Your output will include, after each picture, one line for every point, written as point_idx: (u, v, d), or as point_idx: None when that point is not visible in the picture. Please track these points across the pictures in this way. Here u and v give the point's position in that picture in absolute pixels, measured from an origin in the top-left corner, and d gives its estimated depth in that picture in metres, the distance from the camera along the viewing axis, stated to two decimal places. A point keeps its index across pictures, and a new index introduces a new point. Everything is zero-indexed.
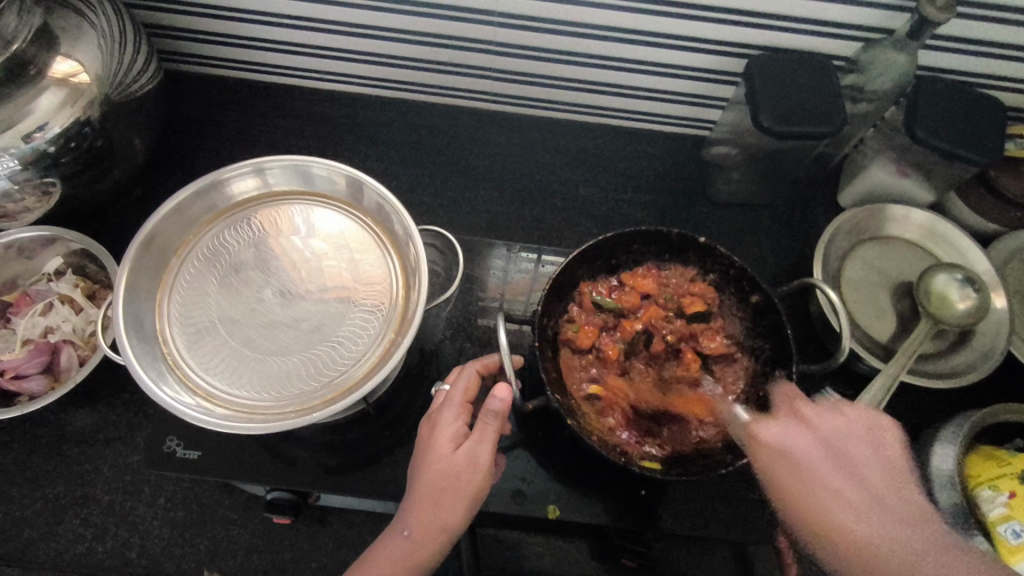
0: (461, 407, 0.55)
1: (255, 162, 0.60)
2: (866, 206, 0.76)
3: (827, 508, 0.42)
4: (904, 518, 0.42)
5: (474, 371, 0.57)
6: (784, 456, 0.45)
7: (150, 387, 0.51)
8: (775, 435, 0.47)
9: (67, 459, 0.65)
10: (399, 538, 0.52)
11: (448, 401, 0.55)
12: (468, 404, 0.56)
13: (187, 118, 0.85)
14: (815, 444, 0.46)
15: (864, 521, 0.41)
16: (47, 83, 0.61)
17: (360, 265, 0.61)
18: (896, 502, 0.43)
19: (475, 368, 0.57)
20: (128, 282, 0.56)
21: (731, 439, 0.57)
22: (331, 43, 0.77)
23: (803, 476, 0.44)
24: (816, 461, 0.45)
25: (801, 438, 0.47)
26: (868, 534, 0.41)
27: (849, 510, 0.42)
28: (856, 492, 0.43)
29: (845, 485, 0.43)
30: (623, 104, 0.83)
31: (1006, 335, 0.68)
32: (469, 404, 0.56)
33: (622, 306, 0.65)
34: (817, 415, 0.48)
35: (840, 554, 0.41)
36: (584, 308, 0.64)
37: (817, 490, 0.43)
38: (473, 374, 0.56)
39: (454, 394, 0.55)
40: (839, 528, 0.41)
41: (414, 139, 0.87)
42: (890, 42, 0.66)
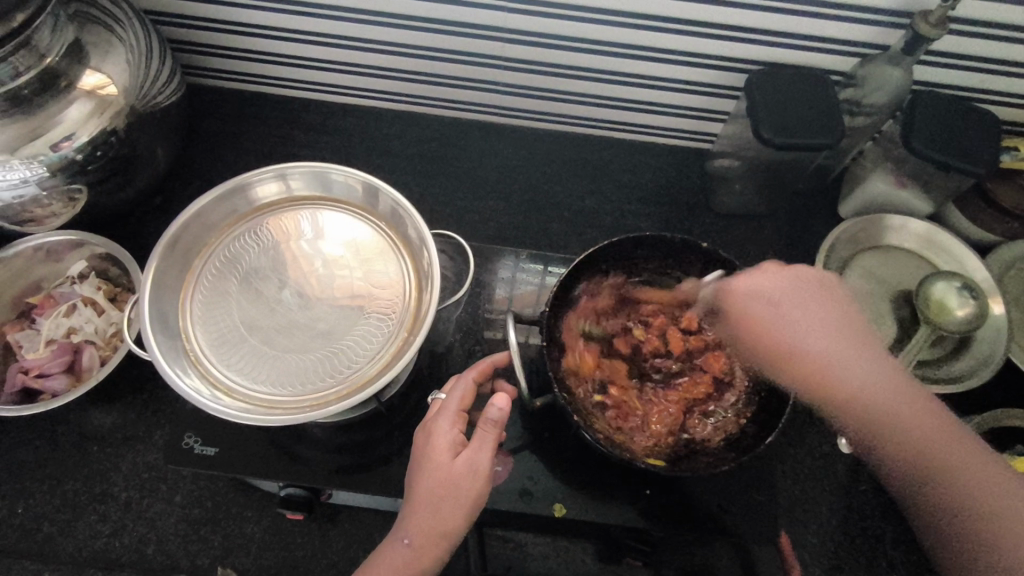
0: (456, 415, 0.56)
1: (278, 167, 0.63)
2: (866, 216, 0.78)
3: (799, 345, 0.55)
4: (860, 351, 0.55)
5: (469, 380, 0.58)
6: (788, 345, 0.56)
7: (173, 380, 0.53)
8: (741, 286, 0.58)
9: (87, 456, 0.67)
10: (399, 546, 0.53)
11: (443, 411, 0.57)
12: (464, 412, 0.57)
13: (207, 130, 0.88)
14: (783, 290, 0.57)
15: (822, 351, 0.55)
16: (75, 95, 0.64)
17: (374, 269, 0.63)
18: (853, 348, 0.55)
19: (470, 373, 0.59)
20: (153, 281, 0.58)
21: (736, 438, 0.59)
22: (346, 58, 0.80)
23: (771, 336, 0.57)
24: (786, 312, 0.57)
25: (771, 281, 0.58)
26: (823, 360, 0.54)
27: (820, 354, 0.55)
28: (820, 336, 0.55)
29: (818, 327, 0.56)
30: (628, 118, 0.86)
31: (1005, 342, 0.69)
32: (464, 412, 0.57)
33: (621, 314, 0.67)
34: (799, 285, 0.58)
35: (823, 394, 0.54)
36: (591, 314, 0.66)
37: (801, 346, 0.55)
38: (469, 383, 0.58)
39: (449, 403, 0.57)
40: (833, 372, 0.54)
41: (426, 151, 0.89)
42: (885, 58, 0.69)
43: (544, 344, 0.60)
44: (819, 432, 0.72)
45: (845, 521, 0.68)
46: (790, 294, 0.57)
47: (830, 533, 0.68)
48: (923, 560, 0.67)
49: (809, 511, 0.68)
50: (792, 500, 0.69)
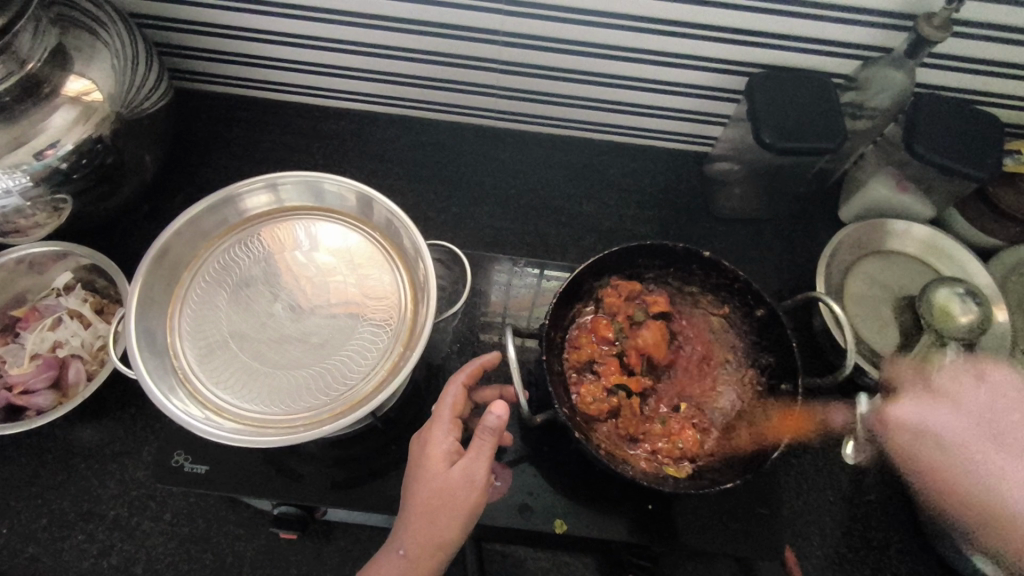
0: (451, 423, 0.55)
1: (268, 177, 0.61)
2: (869, 222, 0.77)
3: (971, 477, 0.57)
4: (1007, 471, 0.56)
5: (460, 384, 0.57)
6: (926, 434, 0.60)
7: (160, 400, 0.52)
8: (905, 417, 0.61)
9: (73, 474, 0.65)
10: (394, 556, 0.52)
11: (436, 419, 0.55)
12: (458, 419, 0.56)
13: (196, 134, 0.86)
14: (960, 428, 0.58)
15: (1020, 482, 0.55)
16: (60, 101, 0.62)
17: (367, 279, 0.61)
18: (1006, 454, 0.57)
19: (460, 376, 0.58)
20: (140, 296, 0.56)
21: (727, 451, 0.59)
22: (339, 61, 0.79)
23: (941, 465, 0.58)
24: (973, 451, 0.57)
25: (946, 422, 0.59)
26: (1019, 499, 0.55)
27: (1015, 490, 0.55)
28: (1011, 462, 0.56)
29: (995, 463, 0.57)
30: (626, 121, 0.85)
31: (1009, 350, 0.68)
32: (458, 419, 0.56)
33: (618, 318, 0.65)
34: (970, 377, 0.61)
35: (951, 496, 0.58)
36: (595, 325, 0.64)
37: (955, 467, 0.58)
38: (459, 388, 0.57)
39: (442, 410, 0.56)
40: (1002, 497, 0.55)
41: (420, 155, 0.88)
42: (888, 61, 0.68)
43: (543, 357, 0.58)
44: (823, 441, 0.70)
45: (847, 533, 0.67)
46: (972, 427, 0.58)
47: (833, 545, 0.67)
48: (926, 570, 0.66)
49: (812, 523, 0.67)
50: (794, 512, 0.67)
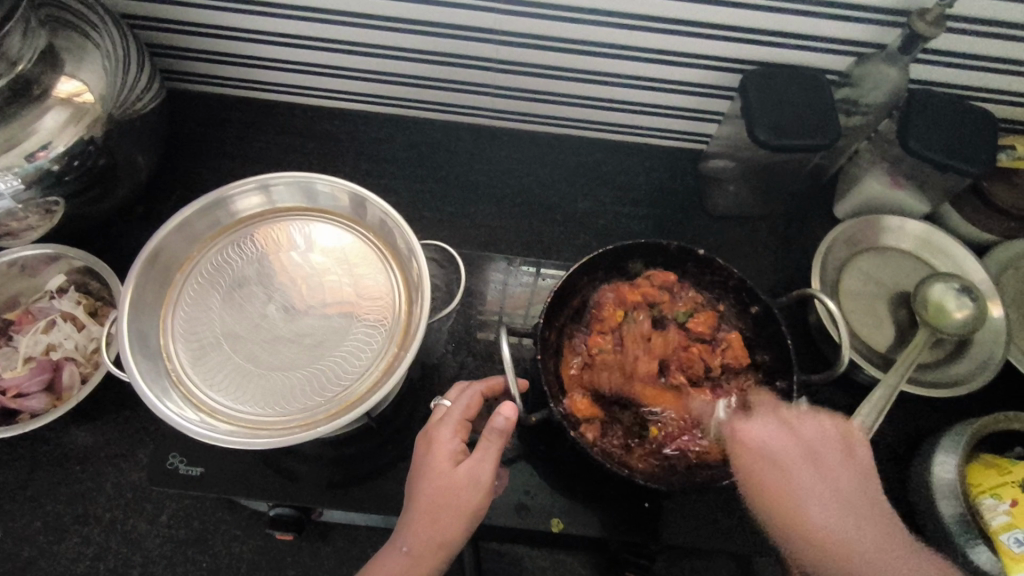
0: (459, 424, 0.55)
1: (261, 178, 0.61)
2: (864, 218, 0.77)
3: (810, 516, 0.49)
4: (836, 494, 0.51)
5: (476, 392, 0.57)
6: (763, 458, 0.53)
7: (153, 403, 0.52)
8: (751, 437, 0.54)
9: (68, 477, 0.65)
10: (397, 554, 0.51)
11: (445, 419, 0.56)
12: (467, 421, 0.56)
13: (189, 135, 0.86)
14: (784, 449, 0.53)
15: (822, 515, 0.49)
16: (51, 103, 0.62)
17: (361, 279, 0.61)
18: (869, 522, 0.49)
19: (478, 386, 0.58)
20: (132, 299, 0.56)
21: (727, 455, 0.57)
22: (332, 61, 0.78)
23: (783, 488, 0.51)
24: (796, 473, 0.51)
25: (774, 435, 0.54)
26: (820, 521, 0.49)
27: (825, 521, 0.49)
28: (832, 505, 0.50)
29: (830, 500, 0.50)
30: (620, 119, 0.84)
31: (1004, 346, 0.68)
32: (467, 421, 0.56)
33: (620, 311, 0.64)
34: (786, 413, 0.56)
35: (790, 528, 0.49)
36: (603, 313, 0.64)
37: (795, 499, 0.50)
38: (475, 394, 0.57)
39: (452, 411, 0.56)
40: (808, 521, 0.49)
41: (414, 154, 0.87)
42: (881, 56, 0.68)
43: (538, 357, 0.58)
44: None
45: None
46: (801, 452, 0.53)
47: None
48: None
49: None
50: None
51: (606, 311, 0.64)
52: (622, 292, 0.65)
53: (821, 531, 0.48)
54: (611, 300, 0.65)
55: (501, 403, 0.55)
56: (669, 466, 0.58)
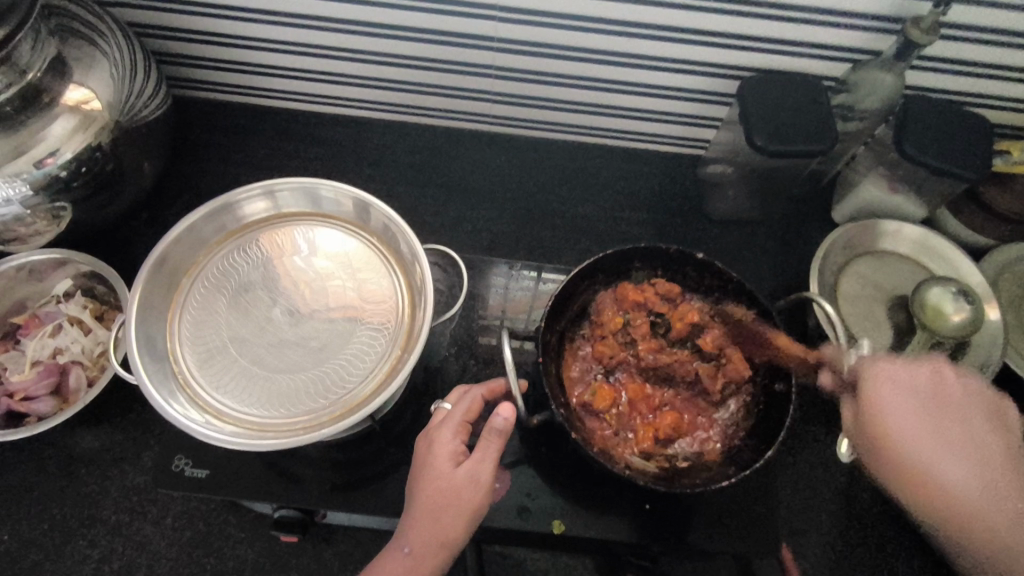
0: (459, 425, 0.56)
1: (267, 183, 0.62)
2: (859, 223, 0.77)
3: (942, 474, 0.46)
4: (966, 455, 0.46)
5: (477, 393, 0.58)
6: (888, 414, 0.48)
7: (160, 404, 0.52)
8: (878, 387, 0.50)
9: (74, 480, 0.66)
10: (399, 555, 0.52)
11: (445, 420, 0.56)
12: (468, 423, 0.57)
13: (194, 142, 0.87)
14: (903, 392, 0.49)
15: (974, 478, 0.45)
16: (58, 111, 0.63)
17: (365, 283, 0.62)
18: (999, 481, 0.45)
19: (479, 388, 0.59)
20: (140, 303, 0.57)
21: (723, 457, 0.59)
22: (336, 69, 0.79)
23: (897, 434, 0.47)
24: (907, 419, 0.48)
25: (906, 381, 0.49)
26: (973, 491, 0.45)
27: (966, 487, 0.45)
28: (959, 457, 0.46)
29: (990, 459, 0.46)
30: (620, 125, 0.85)
31: (1002, 347, 0.69)
32: (468, 423, 0.57)
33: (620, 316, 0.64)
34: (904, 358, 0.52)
35: (916, 486, 0.46)
36: (603, 319, 0.65)
37: (917, 449, 0.47)
38: (476, 396, 0.58)
39: (453, 413, 0.57)
40: (934, 475, 0.46)
41: (416, 160, 0.88)
42: (877, 63, 0.69)
43: (540, 360, 0.59)
44: (820, 439, 0.71)
45: (845, 529, 0.68)
46: (921, 402, 0.48)
47: (831, 543, 0.67)
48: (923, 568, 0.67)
49: (808, 521, 0.68)
50: (790, 511, 0.68)
51: (608, 316, 0.65)
52: (622, 295, 0.65)
53: (946, 488, 0.45)
54: (611, 305, 0.65)
55: (500, 404, 0.56)
56: (668, 468, 0.59)
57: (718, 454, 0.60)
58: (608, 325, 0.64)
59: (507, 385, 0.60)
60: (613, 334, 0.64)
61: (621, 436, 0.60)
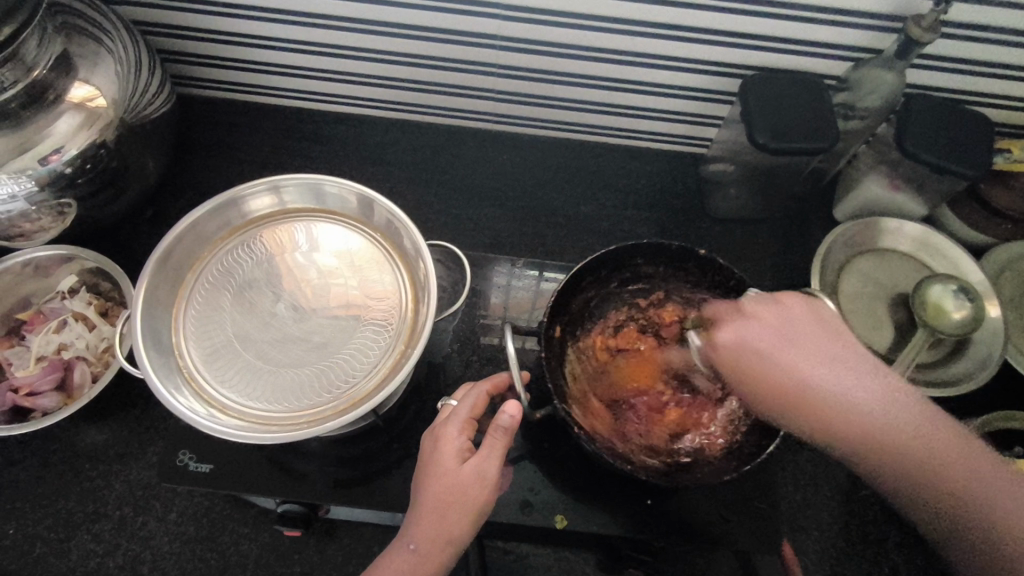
0: (465, 423, 0.56)
1: (271, 180, 0.62)
2: (862, 220, 0.78)
3: (810, 382, 0.48)
4: (855, 370, 0.48)
5: (483, 391, 0.58)
6: (744, 349, 0.52)
7: (167, 398, 0.53)
8: (732, 338, 0.53)
9: (78, 475, 0.66)
10: (404, 552, 0.52)
11: (451, 417, 0.56)
12: (474, 420, 0.57)
13: (198, 140, 0.87)
14: (765, 328, 0.51)
15: (827, 381, 0.48)
16: (65, 108, 0.63)
17: (367, 280, 0.62)
18: (869, 376, 0.48)
19: (484, 384, 0.59)
20: (146, 299, 0.57)
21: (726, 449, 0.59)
22: (338, 67, 0.80)
23: (757, 365, 0.50)
24: (767, 353, 0.50)
25: (757, 330, 0.52)
26: (840, 394, 0.47)
27: (870, 405, 0.47)
28: (851, 374, 0.48)
29: (841, 372, 0.48)
30: (621, 124, 0.86)
31: (1003, 344, 0.69)
32: (474, 420, 0.57)
33: (620, 328, 0.68)
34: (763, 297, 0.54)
35: (784, 394, 0.49)
36: (604, 328, 0.68)
37: (802, 370, 0.49)
38: (482, 392, 0.57)
39: (458, 410, 0.57)
40: (805, 382, 0.48)
41: (419, 158, 0.89)
42: (878, 62, 0.69)
43: (543, 355, 0.59)
44: None
45: (846, 526, 0.68)
46: (780, 337, 0.50)
47: (831, 539, 0.68)
48: (923, 565, 0.67)
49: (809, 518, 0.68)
50: (791, 508, 0.68)
51: (608, 327, 0.68)
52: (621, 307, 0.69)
53: (813, 388, 0.48)
54: (611, 314, 0.68)
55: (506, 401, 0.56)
56: (671, 463, 0.59)
57: (721, 447, 0.59)
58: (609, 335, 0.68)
59: (510, 379, 0.60)
60: (614, 342, 0.67)
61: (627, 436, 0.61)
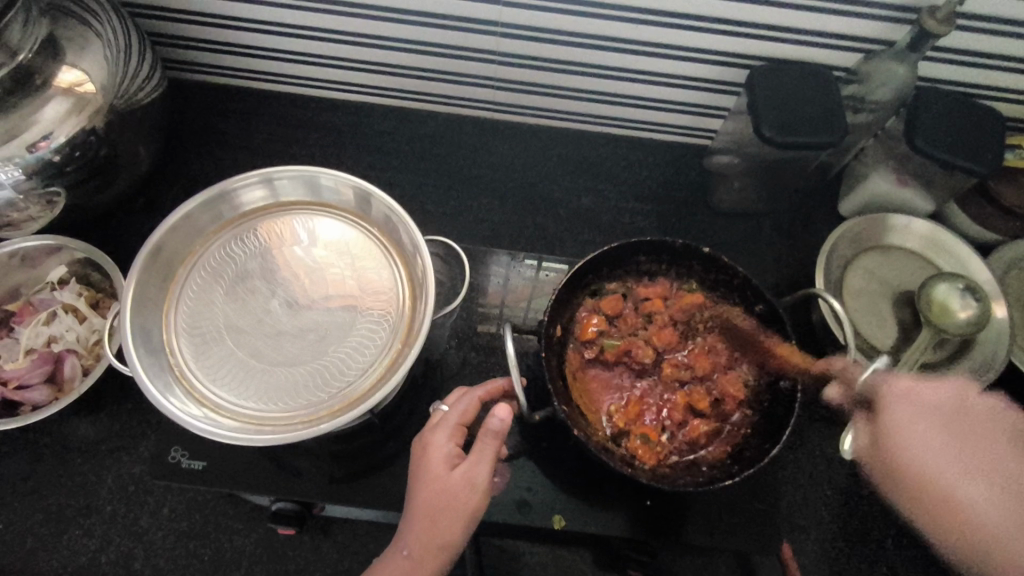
0: (454, 428, 0.55)
1: (265, 171, 0.61)
2: (869, 217, 0.76)
3: (962, 495, 0.51)
4: (990, 477, 0.52)
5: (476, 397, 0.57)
6: (894, 435, 0.54)
7: (157, 398, 0.51)
8: (894, 393, 0.55)
9: (69, 469, 0.65)
10: (399, 557, 0.52)
11: (439, 423, 0.55)
12: (463, 426, 0.56)
13: (192, 126, 0.85)
14: (909, 420, 0.54)
15: (981, 503, 0.51)
16: (52, 93, 0.61)
17: (364, 273, 0.61)
18: (1017, 494, 0.51)
19: (477, 390, 0.57)
20: (136, 294, 0.56)
21: (751, 400, 0.61)
22: (336, 53, 0.78)
23: (931, 477, 0.52)
24: (916, 431, 0.54)
25: (936, 397, 0.55)
26: (990, 521, 0.50)
27: (983, 506, 0.51)
28: (954, 460, 0.52)
29: (983, 461, 0.52)
30: (626, 114, 0.84)
31: (1008, 345, 0.68)
32: (464, 425, 0.56)
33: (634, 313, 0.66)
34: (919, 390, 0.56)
35: (920, 492, 0.53)
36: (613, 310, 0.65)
37: (910, 446, 0.53)
38: (473, 398, 0.56)
39: (447, 415, 0.56)
40: (951, 492, 0.52)
41: (417, 147, 0.87)
42: (890, 54, 0.67)
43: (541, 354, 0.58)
44: (823, 435, 0.70)
45: (844, 526, 0.68)
46: (933, 425, 0.54)
47: (829, 540, 0.67)
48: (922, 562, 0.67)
49: (810, 516, 0.67)
50: (790, 507, 0.67)
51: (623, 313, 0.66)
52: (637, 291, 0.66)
53: (962, 505, 0.51)
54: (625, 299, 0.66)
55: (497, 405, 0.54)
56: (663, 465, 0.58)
57: (746, 396, 0.62)
58: (621, 320, 0.65)
59: (506, 387, 0.59)
60: (624, 330, 0.65)
61: (649, 419, 0.61)
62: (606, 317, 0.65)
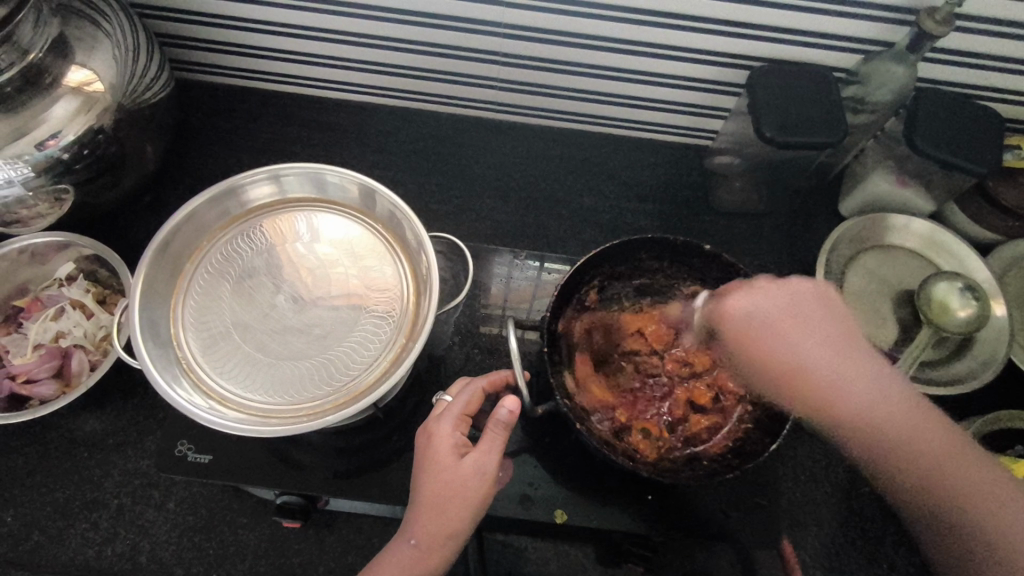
0: (459, 418, 0.55)
1: (272, 168, 0.61)
2: (870, 216, 0.77)
3: (846, 391, 0.47)
4: (873, 372, 0.49)
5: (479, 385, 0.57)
6: (770, 347, 0.49)
7: (165, 390, 0.52)
8: (741, 311, 0.51)
9: (76, 463, 0.66)
10: (404, 546, 0.52)
11: (444, 413, 0.56)
12: (467, 416, 0.57)
13: (198, 126, 0.86)
14: (784, 308, 0.49)
15: (867, 394, 0.47)
16: (61, 92, 0.62)
17: (369, 270, 0.62)
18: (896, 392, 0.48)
19: (481, 380, 0.58)
20: (144, 289, 0.57)
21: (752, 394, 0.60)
22: (341, 53, 0.79)
23: (822, 384, 0.47)
24: (802, 338, 0.48)
25: (770, 305, 0.50)
26: (870, 404, 0.47)
27: (869, 401, 0.47)
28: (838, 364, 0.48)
29: (856, 361, 0.48)
30: (628, 114, 0.85)
31: (1007, 343, 0.69)
32: (467, 416, 0.57)
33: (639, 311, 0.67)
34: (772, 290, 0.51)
35: (816, 406, 0.48)
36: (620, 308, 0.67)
37: (800, 354, 0.48)
38: (477, 388, 0.57)
39: (452, 405, 0.56)
40: (841, 398, 0.47)
41: (421, 147, 0.88)
42: (890, 55, 0.68)
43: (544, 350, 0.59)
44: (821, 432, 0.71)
45: (843, 522, 0.68)
46: (803, 327, 0.49)
47: (829, 536, 0.68)
48: (923, 558, 0.67)
49: (809, 513, 0.68)
50: (791, 504, 0.68)
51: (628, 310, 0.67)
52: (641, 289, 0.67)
53: (856, 409, 0.47)
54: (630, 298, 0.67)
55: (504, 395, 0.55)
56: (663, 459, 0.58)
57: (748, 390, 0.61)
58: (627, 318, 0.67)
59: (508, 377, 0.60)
60: (629, 327, 0.66)
61: (652, 415, 0.62)
62: (611, 316, 0.66)
